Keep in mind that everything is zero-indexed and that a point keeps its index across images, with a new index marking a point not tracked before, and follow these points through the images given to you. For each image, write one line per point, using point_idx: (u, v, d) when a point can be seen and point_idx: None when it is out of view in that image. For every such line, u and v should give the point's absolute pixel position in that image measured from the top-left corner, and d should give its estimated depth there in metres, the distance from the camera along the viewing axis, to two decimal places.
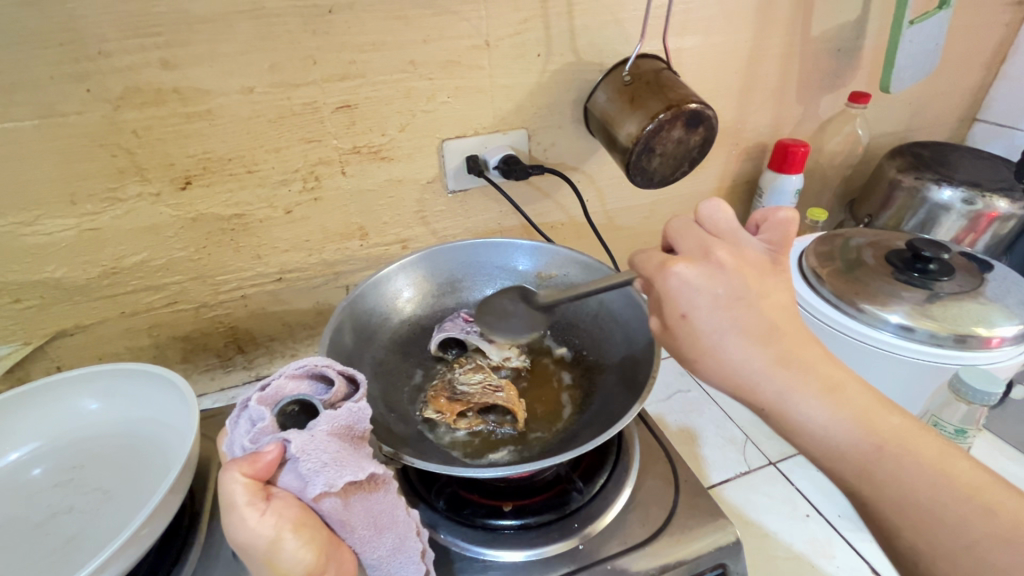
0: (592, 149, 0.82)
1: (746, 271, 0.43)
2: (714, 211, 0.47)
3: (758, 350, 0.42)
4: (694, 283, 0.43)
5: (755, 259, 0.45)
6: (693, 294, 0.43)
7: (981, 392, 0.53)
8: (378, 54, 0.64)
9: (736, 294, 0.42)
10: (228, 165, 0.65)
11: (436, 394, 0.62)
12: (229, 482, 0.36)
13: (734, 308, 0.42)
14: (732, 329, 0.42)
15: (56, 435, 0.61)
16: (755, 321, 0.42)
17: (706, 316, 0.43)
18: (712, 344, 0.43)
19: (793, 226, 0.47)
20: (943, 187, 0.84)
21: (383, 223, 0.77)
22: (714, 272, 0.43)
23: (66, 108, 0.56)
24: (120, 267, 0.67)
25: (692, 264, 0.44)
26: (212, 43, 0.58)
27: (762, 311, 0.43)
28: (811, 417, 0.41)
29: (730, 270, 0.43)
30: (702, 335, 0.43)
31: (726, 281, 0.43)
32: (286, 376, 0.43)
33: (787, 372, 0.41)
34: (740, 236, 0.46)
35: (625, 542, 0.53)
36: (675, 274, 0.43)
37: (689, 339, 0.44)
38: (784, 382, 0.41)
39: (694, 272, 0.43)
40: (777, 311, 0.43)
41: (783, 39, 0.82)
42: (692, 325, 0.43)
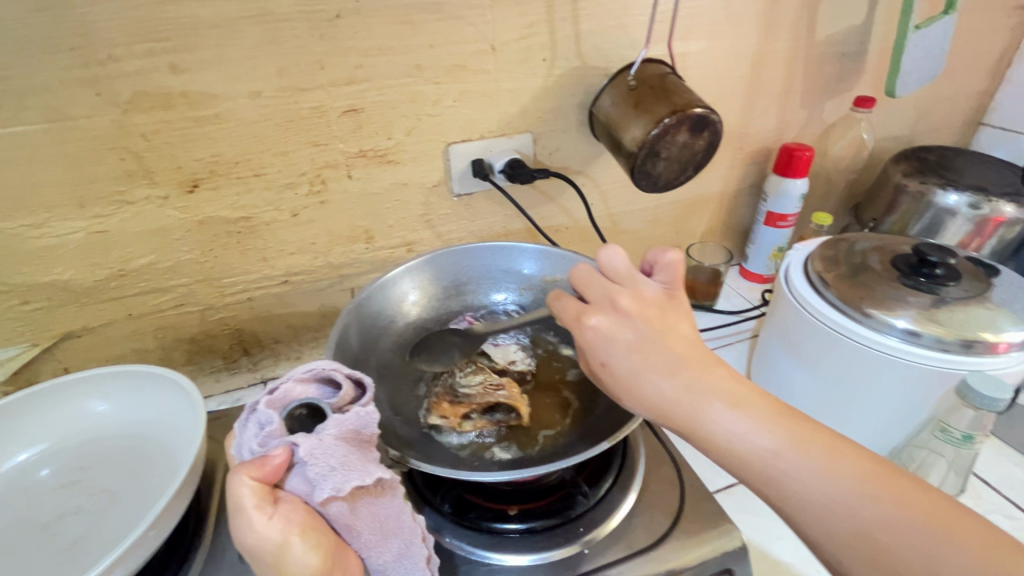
0: (597, 152, 0.82)
1: (647, 312, 0.47)
2: (614, 258, 0.50)
3: (667, 379, 0.44)
4: (606, 331, 0.47)
5: (656, 299, 0.48)
6: (607, 343, 0.46)
7: (988, 398, 0.53)
8: (384, 59, 0.65)
9: (644, 335, 0.46)
10: (235, 168, 0.65)
11: (439, 398, 0.61)
12: (237, 485, 0.36)
13: (644, 348, 0.45)
14: (642, 366, 0.45)
15: (62, 437, 0.62)
16: (662, 355, 0.45)
17: (620, 358, 0.46)
18: (630, 382, 0.46)
19: (680, 265, 0.51)
20: (949, 192, 0.84)
21: (389, 226, 0.77)
22: (621, 320, 0.47)
23: (76, 112, 0.57)
24: (128, 270, 0.67)
25: (605, 315, 0.47)
26: (221, 48, 0.58)
27: (668, 346, 0.46)
28: (726, 432, 0.42)
29: (636, 314, 0.47)
30: (621, 377, 0.46)
31: (634, 325, 0.46)
32: (294, 380, 0.43)
33: (697, 397, 0.44)
34: (639, 282, 0.49)
35: (629, 547, 0.53)
36: (588, 326, 0.47)
37: (611, 380, 0.47)
38: (698, 406, 0.43)
39: (605, 322, 0.47)
40: (682, 343, 0.46)
41: (788, 43, 0.82)
42: (612, 369, 0.46)
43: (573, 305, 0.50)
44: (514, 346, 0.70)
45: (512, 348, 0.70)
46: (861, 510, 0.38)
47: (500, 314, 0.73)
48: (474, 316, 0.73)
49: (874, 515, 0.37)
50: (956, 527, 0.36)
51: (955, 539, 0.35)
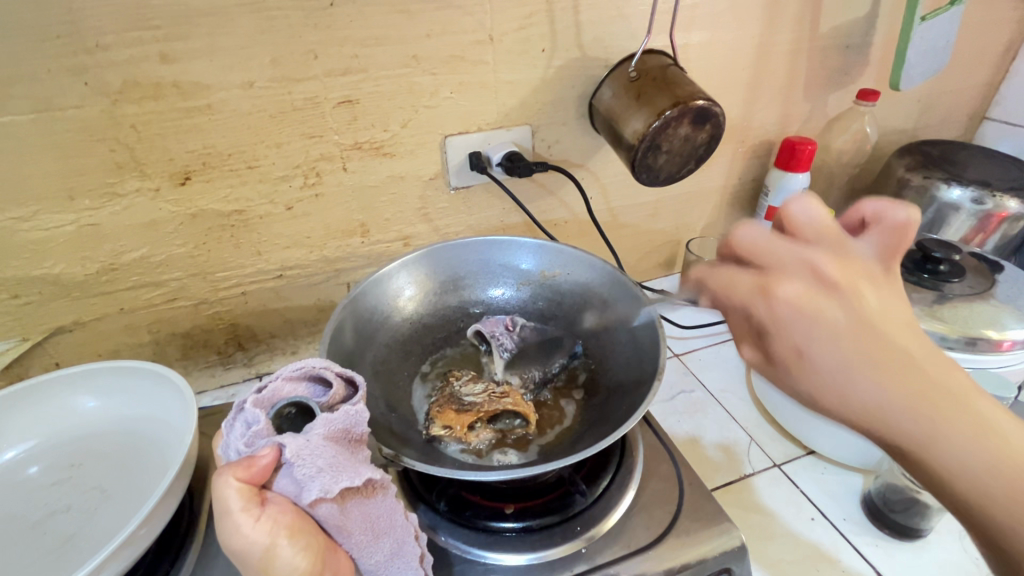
0: (596, 145, 0.81)
1: (862, 283, 0.33)
2: (810, 210, 0.36)
3: (893, 387, 0.31)
4: (804, 309, 0.33)
5: (872, 270, 0.34)
6: (803, 324, 0.33)
7: (992, 397, 0.53)
8: (380, 49, 0.63)
9: (859, 319, 0.32)
10: (228, 160, 0.64)
11: (443, 408, 0.60)
12: (223, 487, 0.36)
13: (860, 338, 0.32)
14: (854, 365, 0.32)
15: (53, 433, 0.61)
16: (886, 353, 0.31)
17: (822, 350, 0.32)
18: (830, 385, 0.33)
19: (910, 229, 0.37)
20: (953, 186, 0.83)
21: (385, 220, 0.76)
22: (826, 295, 0.33)
23: (64, 102, 0.55)
24: (119, 263, 0.66)
25: (802, 283, 0.34)
26: (213, 37, 0.57)
27: (897, 343, 0.32)
28: (967, 471, 0.31)
29: (847, 290, 0.33)
30: (818, 375, 0.33)
31: (844, 303, 0.32)
32: (283, 378, 0.42)
33: (932, 410, 0.31)
34: (847, 243, 0.35)
35: (629, 546, 0.53)
36: (778, 300, 0.34)
37: (801, 377, 0.34)
38: (934, 427, 0.31)
39: (802, 292, 0.33)
40: (914, 340, 0.32)
41: (792, 35, 0.81)
42: (807, 364, 0.33)
43: (741, 277, 0.37)
44: (515, 365, 0.65)
45: (513, 369, 0.65)
46: None
47: (540, 339, 0.69)
48: (513, 321, 0.69)
49: None
50: None
51: None
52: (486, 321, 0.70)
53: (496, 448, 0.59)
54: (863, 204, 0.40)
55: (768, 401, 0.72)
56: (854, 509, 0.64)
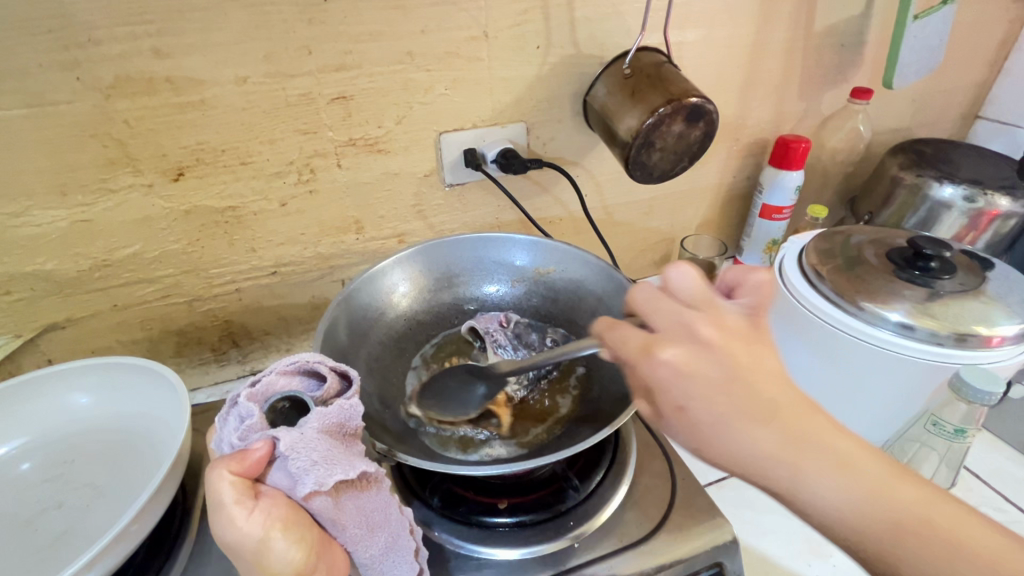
0: (591, 143, 0.81)
1: (733, 344, 0.37)
2: (685, 278, 0.41)
3: (767, 435, 0.36)
4: (685, 370, 0.37)
5: (738, 326, 0.39)
6: (685, 384, 0.37)
7: (981, 392, 0.54)
8: (375, 45, 0.63)
9: (730, 375, 0.37)
10: (222, 156, 0.64)
11: (423, 392, 0.63)
12: (217, 480, 0.36)
13: (731, 390, 0.37)
14: (736, 417, 0.36)
15: (46, 429, 0.61)
16: (755, 402, 0.37)
17: (703, 408, 0.36)
18: (714, 436, 0.37)
19: (768, 288, 0.43)
20: (944, 185, 0.84)
21: (380, 217, 0.76)
22: (703, 356, 0.37)
23: (56, 97, 0.55)
24: (112, 260, 0.66)
25: (682, 346, 0.38)
26: (206, 32, 0.57)
27: (764, 398, 0.37)
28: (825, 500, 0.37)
29: (719, 348, 0.37)
30: (703, 427, 0.37)
31: (719, 360, 0.37)
32: (277, 372, 0.42)
33: (795, 454, 0.37)
34: (717, 304, 0.39)
35: (621, 541, 0.53)
36: (660, 361, 0.38)
37: (687, 431, 0.38)
38: (796, 464, 0.37)
39: (682, 356, 0.37)
40: (780, 392, 0.37)
41: (786, 33, 0.81)
42: (689, 417, 0.37)
43: (632, 337, 0.40)
44: (507, 360, 0.66)
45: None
46: None
47: (534, 334, 0.68)
48: (507, 317, 0.69)
49: None
50: None
51: None
52: (481, 317, 0.69)
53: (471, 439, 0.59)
54: (727, 272, 0.46)
55: None
56: None
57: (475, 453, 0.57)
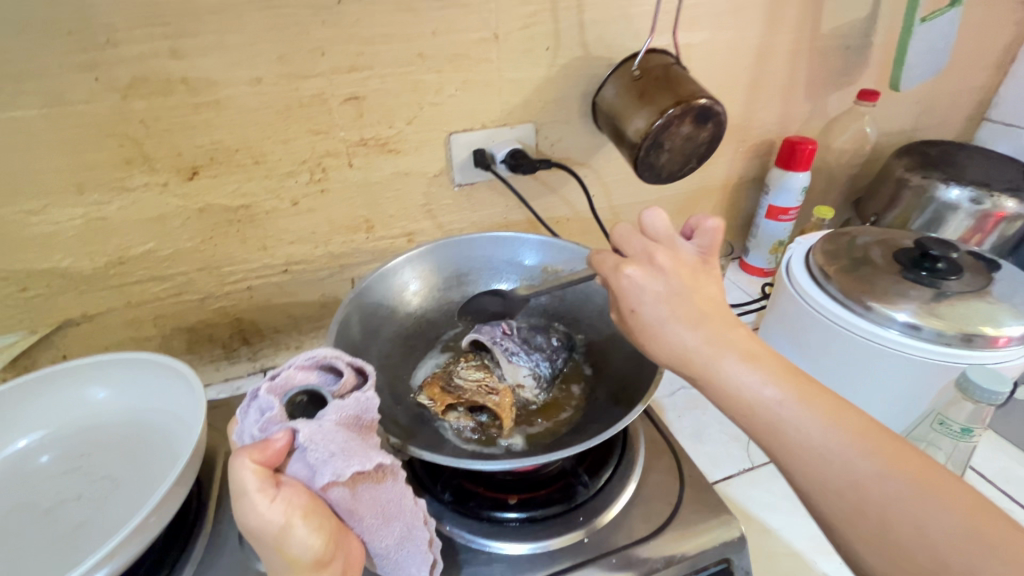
0: (599, 144, 0.82)
1: (679, 270, 0.48)
2: (656, 219, 0.52)
3: (690, 331, 0.46)
4: (639, 281, 0.48)
5: (690, 261, 0.49)
6: (640, 292, 0.48)
7: (988, 391, 0.53)
8: (386, 46, 0.64)
9: (674, 289, 0.47)
10: (235, 155, 0.65)
11: (432, 381, 0.63)
12: (239, 469, 0.36)
13: (673, 300, 0.47)
14: (669, 316, 0.47)
15: (62, 424, 0.62)
16: (689, 308, 0.47)
17: (651, 307, 0.47)
18: (655, 329, 0.48)
19: (720, 233, 0.51)
20: (951, 186, 0.84)
21: (390, 216, 0.77)
22: (659, 274, 0.48)
23: (74, 96, 0.56)
24: (127, 257, 0.67)
25: (641, 266, 0.49)
26: (221, 33, 0.58)
27: (695, 302, 0.47)
28: (738, 382, 0.44)
29: (669, 269, 0.48)
30: (649, 325, 0.48)
31: (666, 279, 0.48)
32: (296, 367, 0.43)
33: (712, 344, 0.45)
34: (675, 243, 0.51)
35: (630, 536, 0.54)
36: (624, 275, 0.49)
37: (637, 327, 0.49)
38: (713, 354, 0.45)
39: (640, 273, 0.48)
40: (709, 303, 0.47)
41: (793, 35, 0.82)
42: (639, 317, 0.48)
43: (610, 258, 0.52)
44: (525, 367, 0.64)
45: (524, 372, 0.63)
46: (852, 460, 0.39)
47: (540, 337, 0.67)
48: (511, 324, 0.68)
49: (857, 465, 0.39)
50: (941, 488, 0.37)
51: (952, 506, 0.36)
52: (485, 325, 0.68)
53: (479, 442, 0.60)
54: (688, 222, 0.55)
55: None
56: None
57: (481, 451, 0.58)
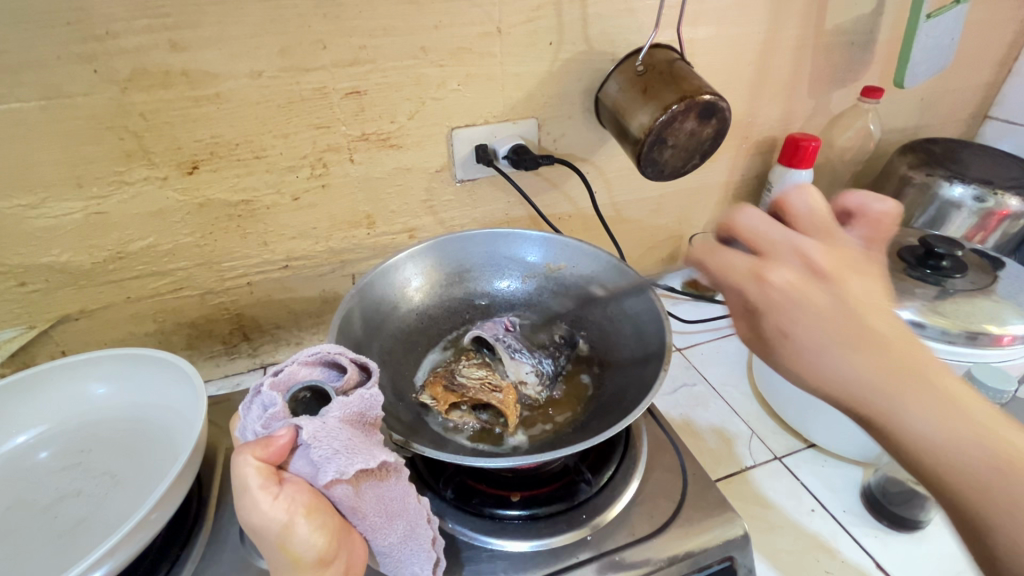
0: (601, 140, 0.81)
1: (844, 273, 0.43)
2: (808, 200, 0.50)
3: (859, 358, 0.39)
4: (793, 292, 0.43)
5: (857, 258, 0.45)
6: (794, 307, 0.42)
7: (997, 390, 0.55)
8: (389, 40, 0.63)
9: (841, 304, 0.41)
10: (236, 150, 0.64)
11: (434, 380, 0.62)
12: (242, 465, 0.37)
13: (838, 319, 0.41)
14: (828, 340, 0.40)
15: (62, 419, 0.61)
16: (857, 330, 0.40)
17: (804, 330, 0.41)
18: (807, 357, 0.41)
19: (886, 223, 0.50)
20: (954, 184, 0.84)
21: (391, 212, 0.76)
22: (815, 281, 0.43)
23: (73, 89, 0.55)
24: (126, 252, 0.66)
25: (788, 269, 0.44)
26: (222, 25, 0.57)
27: (862, 322, 0.40)
28: (914, 426, 0.38)
29: (831, 276, 0.43)
30: (800, 350, 0.42)
31: (829, 289, 0.42)
32: (300, 362, 0.42)
33: (894, 379, 0.38)
34: (834, 236, 0.47)
35: (632, 534, 0.53)
36: (768, 284, 0.44)
37: (783, 348, 0.43)
38: (893, 392, 0.38)
39: (794, 278, 0.44)
40: (883, 323, 0.41)
41: (797, 31, 0.81)
42: (791, 340, 0.42)
43: (739, 261, 0.46)
44: (528, 365, 0.64)
45: (527, 369, 0.64)
46: None
47: None
48: (512, 322, 0.69)
49: None
50: None
51: None
52: (485, 326, 0.68)
53: (478, 439, 0.60)
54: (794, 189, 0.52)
55: (771, 392, 0.73)
56: (854, 502, 0.65)
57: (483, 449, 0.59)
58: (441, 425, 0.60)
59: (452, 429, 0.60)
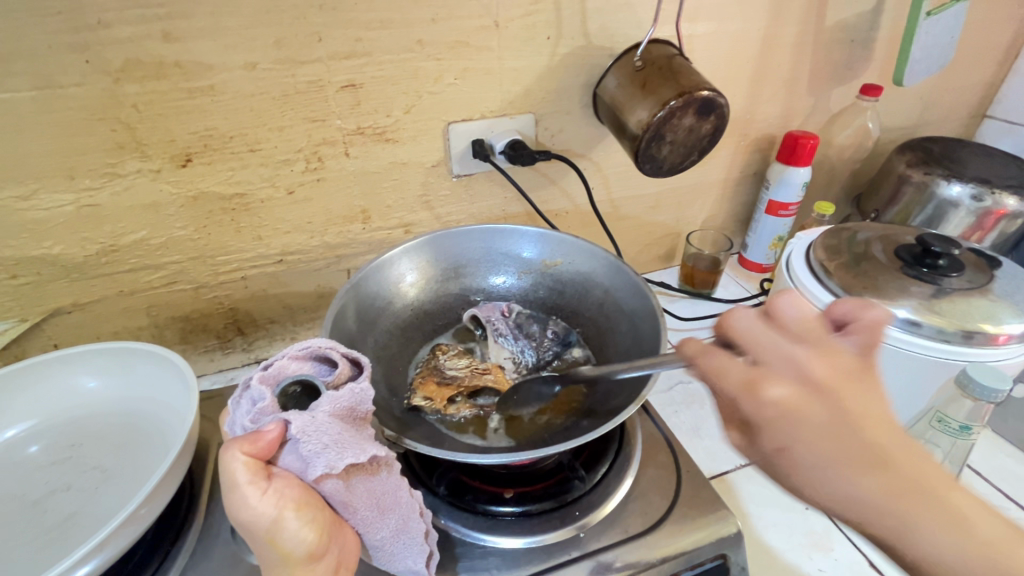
0: (599, 135, 0.81)
1: (844, 387, 0.36)
2: (794, 308, 0.40)
3: (867, 479, 0.34)
4: (792, 408, 0.36)
5: (854, 367, 0.37)
6: (791, 426, 0.35)
7: (987, 389, 0.55)
8: (386, 32, 0.63)
9: (842, 420, 0.35)
10: (230, 142, 0.64)
11: (425, 380, 0.62)
12: (230, 461, 0.36)
13: (837, 437, 0.34)
14: (828, 460, 0.34)
15: (53, 414, 0.61)
16: (863, 449, 0.34)
17: (808, 449, 0.35)
18: (808, 479, 0.35)
19: (884, 326, 0.39)
20: (952, 183, 0.84)
21: (387, 207, 0.76)
22: (813, 396, 0.36)
23: (65, 79, 0.55)
24: (119, 245, 0.66)
25: (787, 384, 0.36)
26: (217, 16, 0.56)
27: (862, 433, 0.34)
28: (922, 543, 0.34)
29: (830, 387, 0.36)
30: (802, 467, 0.35)
31: (829, 403, 0.35)
32: (289, 357, 0.42)
33: (895, 495, 0.34)
34: (830, 341, 0.38)
35: (625, 531, 0.53)
36: (766, 400, 0.36)
37: (787, 468, 0.36)
38: (904, 516, 0.34)
39: (791, 394, 0.36)
40: (880, 428, 0.35)
41: (796, 28, 0.81)
42: (792, 459, 0.36)
43: (734, 368, 0.39)
44: (508, 350, 0.67)
45: (506, 354, 0.67)
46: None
47: (533, 325, 0.71)
48: (510, 307, 0.71)
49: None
50: None
51: None
52: (483, 306, 0.71)
53: (476, 427, 0.60)
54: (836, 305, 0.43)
55: None
56: None
57: (476, 442, 0.58)
58: (438, 420, 0.60)
59: (450, 423, 0.60)
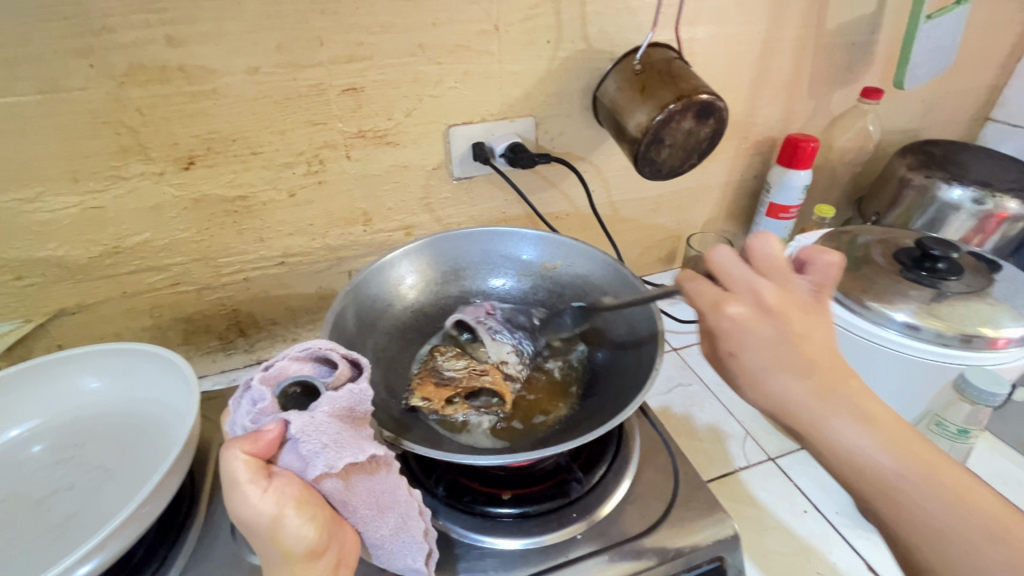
0: (599, 138, 0.81)
1: (791, 309, 0.43)
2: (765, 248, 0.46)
3: (798, 381, 0.41)
4: (746, 323, 0.43)
5: (804, 299, 0.43)
6: (743, 337, 0.43)
7: (985, 393, 0.55)
8: (387, 36, 0.63)
9: (786, 335, 0.42)
10: (232, 145, 0.64)
11: (423, 380, 0.62)
12: (232, 460, 0.37)
13: (780, 347, 0.41)
14: (771, 363, 0.41)
15: (56, 414, 0.61)
16: (798, 358, 0.41)
17: (753, 352, 0.42)
18: (753, 376, 0.42)
19: (837, 269, 0.45)
20: (953, 186, 0.84)
21: (388, 209, 0.76)
22: (765, 315, 0.43)
23: (70, 84, 0.56)
24: (122, 247, 0.66)
25: (745, 304, 0.43)
26: (219, 21, 0.57)
27: (802, 348, 0.41)
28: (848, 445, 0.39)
29: (780, 309, 0.42)
30: (749, 369, 0.42)
31: (777, 321, 0.42)
32: (289, 358, 0.43)
33: (823, 399, 0.40)
34: (787, 276, 0.45)
35: (623, 533, 0.54)
36: (725, 315, 0.44)
37: (737, 371, 0.44)
38: (823, 412, 0.40)
39: (747, 312, 0.43)
40: (819, 348, 0.41)
41: (797, 31, 0.81)
42: (739, 361, 0.43)
43: (707, 290, 0.46)
44: (509, 345, 0.66)
45: (507, 348, 0.65)
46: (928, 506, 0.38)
47: (522, 316, 0.69)
48: (493, 305, 0.70)
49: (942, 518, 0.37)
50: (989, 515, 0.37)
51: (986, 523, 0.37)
52: (467, 310, 0.69)
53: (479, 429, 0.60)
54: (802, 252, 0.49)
55: None
56: (847, 504, 0.64)
57: (474, 442, 0.59)
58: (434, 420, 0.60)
59: (448, 424, 0.61)
